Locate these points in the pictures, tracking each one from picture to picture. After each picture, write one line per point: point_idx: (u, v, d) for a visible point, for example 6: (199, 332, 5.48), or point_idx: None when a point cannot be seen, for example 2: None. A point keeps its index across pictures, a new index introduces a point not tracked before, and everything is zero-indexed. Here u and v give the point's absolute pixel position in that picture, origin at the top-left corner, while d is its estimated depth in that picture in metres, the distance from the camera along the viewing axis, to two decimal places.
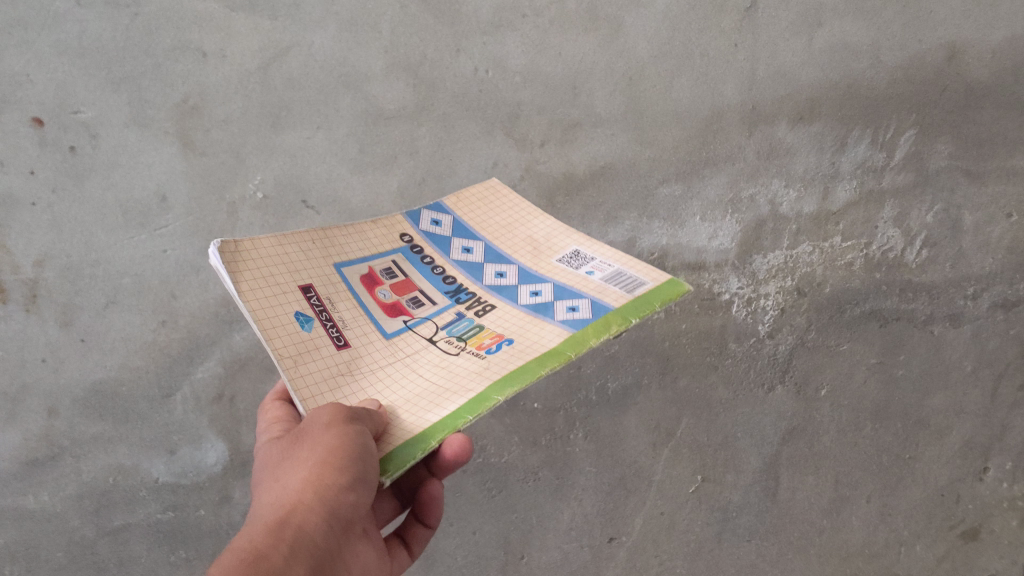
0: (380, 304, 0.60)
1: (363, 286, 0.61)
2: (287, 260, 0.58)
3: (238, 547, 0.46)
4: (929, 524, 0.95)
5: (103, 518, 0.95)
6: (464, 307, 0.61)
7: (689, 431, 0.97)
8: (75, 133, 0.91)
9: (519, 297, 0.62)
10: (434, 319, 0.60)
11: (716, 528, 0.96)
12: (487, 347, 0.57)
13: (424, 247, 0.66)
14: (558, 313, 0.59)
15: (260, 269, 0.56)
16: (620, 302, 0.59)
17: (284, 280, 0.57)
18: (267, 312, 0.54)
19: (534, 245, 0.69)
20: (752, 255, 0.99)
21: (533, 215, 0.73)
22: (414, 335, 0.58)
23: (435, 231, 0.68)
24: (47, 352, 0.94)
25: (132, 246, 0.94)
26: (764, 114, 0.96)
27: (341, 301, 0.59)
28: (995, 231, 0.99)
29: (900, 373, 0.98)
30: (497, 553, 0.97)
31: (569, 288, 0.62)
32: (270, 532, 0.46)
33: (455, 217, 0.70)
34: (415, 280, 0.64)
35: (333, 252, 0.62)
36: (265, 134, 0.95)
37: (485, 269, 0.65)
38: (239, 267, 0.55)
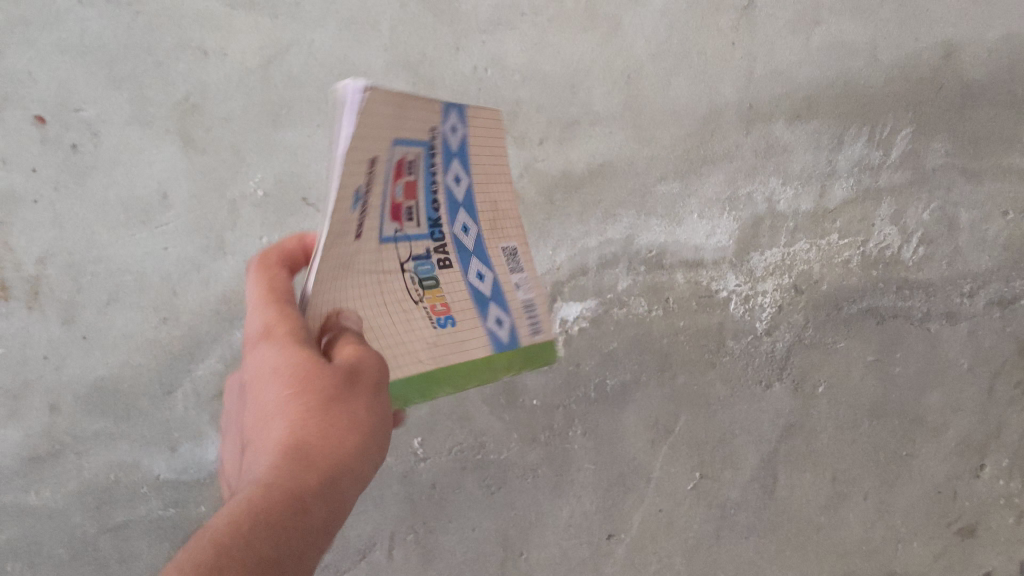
0: (391, 203, 0.51)
1: (394, 176, 0.49)
2: (376, 124, 0.43)
3: (290, 478, 0.47)
4: (926, 521, 0.97)
5: (105, 515, 0.95)
6: (435, 247, 0.58)
7: (688, 428, 0.97)
8: (77, 131, 0.94)
9: (467, 268, 0.61)
10: (413, 242, 0.56)
11: (715, 525, 0.98)
12: (438, 318, 0.60)
13: (437, 161, 0.53)
14: (488, 318, 0.63)
15: (367, 130, 0.42)
16: (525, 341, 0.67)
17: (372, 149, 0.44)
18: (348, 180, 0.44)
19: (493, 213, 0.62)
20: (750, 253, 0.97)
21: (506, 172, 0.61)
22: (393, 252, 0.55)
23: (449, 144, 0.53)
24: (49, 349, 0.94)
25: (134, 244, 0.95)
26: (760, 112, 0.97)
27: (380, 189, 0.49)
28: (992, 228, 0.98)
29: (898, 371, 0.97)
30: (495, 550, 0.98)
31: (499, 287, 0.64)
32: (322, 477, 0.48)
33: (462, 135, 0.54)
34: (419, 186, 0.53)
35: (407, 126, 0.47)
36: (266, 132, 0.95)
37: (457, 218, 0.58)
38: (365, 120, 0.42)
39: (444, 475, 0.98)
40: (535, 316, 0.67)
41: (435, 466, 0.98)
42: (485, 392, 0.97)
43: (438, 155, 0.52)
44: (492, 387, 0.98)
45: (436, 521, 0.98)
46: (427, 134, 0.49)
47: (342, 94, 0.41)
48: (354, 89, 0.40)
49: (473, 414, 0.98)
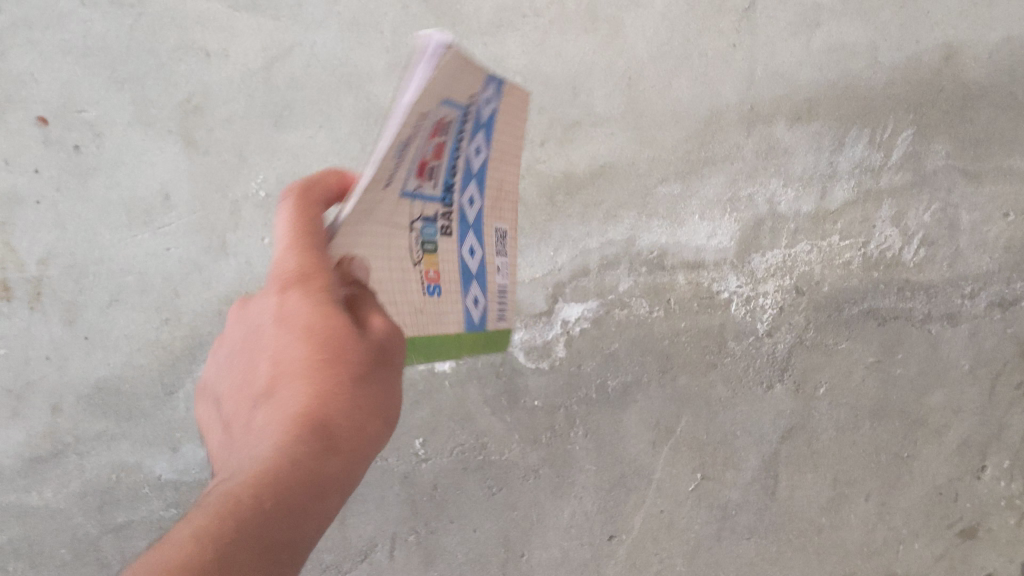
0: (418, 167, 0.45)
1: (433, 139, 0.44)
2: (440, 83, 0.38)
3: (308, 466, 0.47)
4: (927, 522, 0.98)
5: (107, 516, 0.96)
6: (443, 212, 0.52)
7: (689, 430, 0.98)
8: (79, 132, 0.94)
9: (461, 242, 0.56)
10: (427, 204, 0.50)
11: (715, 526, 0.98)
12: (429, 285, 0.56)
13: (466, 132, 0.47)
14: (467, 298, 0.60)
15: (432, 91, 0.38)
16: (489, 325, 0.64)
17: (432, 105, 0.39)
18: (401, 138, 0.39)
19: (497, 191, 0.57)
20: (751, 254, 0.97)
21: (517, 146, 0.55)
22: (409, 210, 0.49)
23: (479, 114, 0.47)
24: (51, 349, 0.95)
25: (136, 245, 0.95)
26: (762, 114, 0.97)
27: (415, 151, 0.43)
28: (992, 230, 0.97)
29: (899, 372, 0.97)
30: (497, 551, 0.99)
31: (484, 266, 0.60)
32: (338, 463, 0.49)
33: (496, 105, 0.48)
34: (445, 149, 0.46)
35: (460, 87, 0.41)
36: (268, 133, 0.95)
37: (467, 191, 0.53)
38: (435, 82, 0.38)
39: (445, 476, 0.98)
40: (505, 303, 0.65)
41: (437, 467, 0.98)
42: (486, 393, 0.98)
43: (470, 125, 0.46)
44: (493, 389, 0.98)
45: (437, 521, 0.99)
46: (474, 101, 0.44)
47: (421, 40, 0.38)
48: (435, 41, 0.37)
49: (475, 415, 0.98)
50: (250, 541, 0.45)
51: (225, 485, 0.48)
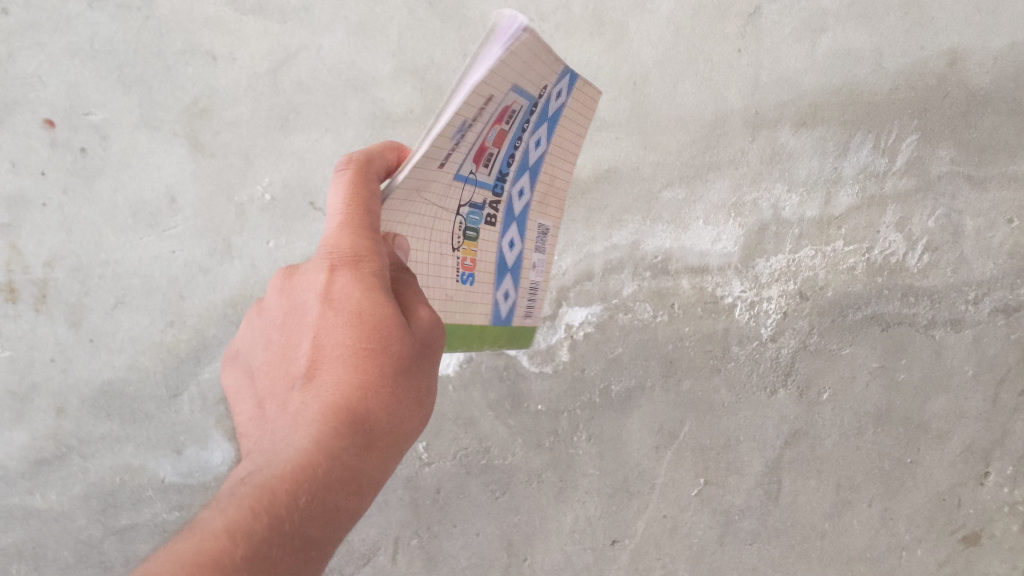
0: (478, 145, 0.53)
1: (497, 122, 0.52)
2: (510, 64, 0.47)
3: (344, 455, 0.51)
4: (929, 528, 0.97)
5: (110, 519, 0.95)
6: (492, 199, 0.59)
7: (692, 435, 0.97)
8: (86, 134, 0.94)
9: (504, 232, 0.62)
10: (476, 188, 0.57)
11: (719, 531, 0.98)
12: (464, 273, 0.61)
13: (530, 123, 0.56)
14: (500, 288, 0.64)
15: (503, 65, 0.47)
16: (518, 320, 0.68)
17: (495, 87, 0.48)
18: (469, 104, 0.47)
19: (547, 188, 0.64)
20: (756, 258, 0.97)
21: (571, 159, 0.64)
22: (455, 191, 0.56)
23: (545, 109, 0.56)
24: (57, 351, 0.95)
25: (142, 247, 0.95)
26: (767, 119, 0.97)
27: (480, 128, 0.51)
28: (997, 236, 0.97)
29: (902, 377, 0.97)
30: (500, 555, 0.99)
31: (520, 261, 0.65)
32: (371, 451, 0.53)
33: (562, 104, 0.58)
34: (507, 137, 0.55)
35: (529, 77, 0.51)
36: (274, 136, 0.96)
37: (519, 183, 0.60)
38: (510, 54, 0.46)
39: (449, 480, 0.98)
40: (533, 302, 0.69)
41: (441, 471, 0.98)
42: (490, 396, 0.98)
43: (536, 114, 0.55)
44: (497, 392, 0.98)
45: (441, 525, 0.99)
46: (540, 92, 0.53)
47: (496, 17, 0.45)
48: (511, 23, 0.45)
49: (478, 419, 0.98)
50: (287, 533, 0.48)
51: (264, 463, 0.52)
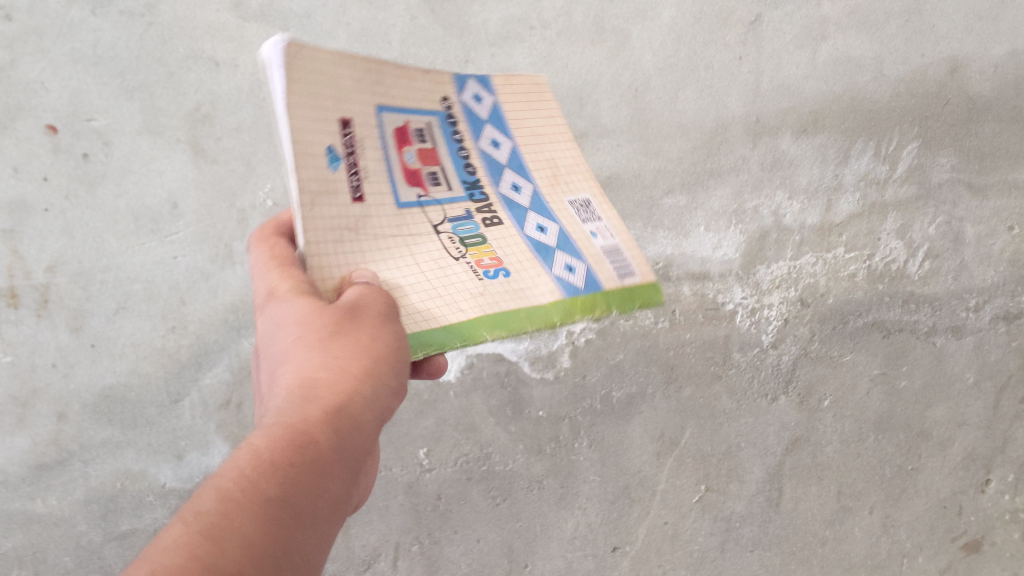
0: (403, 166, 0.54)
1: (396, 140, 0.54)
2: (335, 82, 0.49)
3: (287, 427, 0.42)
4: (930, 535, 0.97)
5: (111, 523, 0.95)
6: (474, 207, 0.57)
7: (694, 441, 0.97)
8: (89, 140, 0.95)
9: (522, 223, 0.59)
10: (445, 206, 0.55)
11: (720, 537, 0.98)
12: (485, 270, 0.55)
13: (460, 126, 0.58)
14: (555, 266, 0.58)
15: (312, 79, 0.47)
16: (610, 282, 0.60)
17: (328, 107, 0.48)
18: (302, 124, 0.46)
19: (554, 170, 0.63)
20: (756, 266, 0.97)
21: (562, 137, 0.64)
22: (422, 215, 0.54)
23: (475, 108, 0.59)
24: (58, 357, 0.95)
25: (143, 253, 0.96)
26: (767, 126, 0.97)
27: (371, 149, 0.52)
28: (997, 244, 0.98)
29: (903, 385, 0.97)
30: (502, 561, 0.97)
31: (569, 238, 0.60)
32: (325, 416, 0.44)
33: (495, 103, 0.61)
34: (441, 154, 0.57)
35: (381, 90, 0.53)
36: (275, 142, 0.97)
37: (505, 176, 0.60)
38: (296, 67, 0.45)
39: (449, 486, 0.98)
40: (621, 266, 0.61)
41: (441, 477, 0.97)
42: (491, 402, 0.98)
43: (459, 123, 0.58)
44: (497, 398, 0.98)
45: (442, 531, 0.97)
46: (441, 105, 0.57)
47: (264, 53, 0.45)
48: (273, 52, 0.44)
49: (480, 425, 0.98)
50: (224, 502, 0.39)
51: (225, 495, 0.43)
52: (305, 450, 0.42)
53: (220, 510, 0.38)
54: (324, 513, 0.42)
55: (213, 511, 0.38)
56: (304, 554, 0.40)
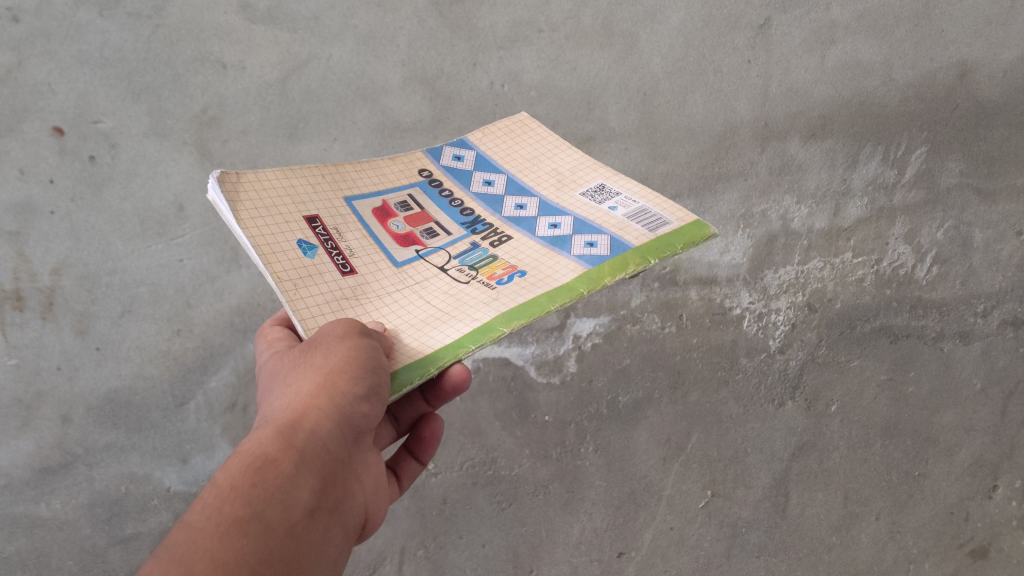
0: (392, 235, 0.63)
1: (375, 219, 0.64)
2: (292, 193, 0.61)
3: (248, 454, 0.48)
4: (937, 541, 0.90)
5: (115, 527, 0.92)
6: (480, 237, 0.64)
7: (700, 446, 0.94)
8: (95, 142, 0.96)
9: (532, 230, 0.64)
10: (447, 249, 0.62)
11: (726, 544, 0.91)
12: (498, 278, 0.59)
13: (444, 181, 0.69)
14: (575, 248, 0.61)
15: (262, 198, 0.59)
16: (641, 240, 0.60)
17: (290, 212, 0.60)
18: (263, 230, 0.57)
19: (559, 178, 0.70)
20: (763, 270, 0.98)
21: (559, 150, 0.73)
22: (425, 264, 0.61)
23: (456, 166, 0.71)
24: (63, 360, 0.94)
25: (149, 255, 0.96)
26: (776, 130, 0.99)
27: (350, 231, 0.62)
28: (1005, 249, 0.98)
29: (911, 391, 0.94)
30: (506, 566, 0.92)
31: (587, 221, 0.64)
32: (279, 436, 0.49)
33: (479, 153, 0.72)
34: (434, 213, 0.66)
35: (341, 186, 0.65)
36: (282, 145, 0.98)
37: (505, 201, 0.67)
38: (240, 196, 0.58)
39: (454, 491, 0.95)
40: (654, 224, 0.62)
41: (446, 482, 0.96)
42: (497, 407, 0.98)
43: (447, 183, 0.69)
44: (504, 403, 0.98)
45: (447, 536, 0.93)
46: (420, 175, 0.69)
47: (212, 199, 0.58)
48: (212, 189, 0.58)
49: (486, 429, 0.97)
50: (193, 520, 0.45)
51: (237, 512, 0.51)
52: (264, 470, 0.47)
53: (189, 540, 0.44)
54: (296, 520, 0.47)
55: (181, 541, 0.44)
56: (281, 558, 0.46)
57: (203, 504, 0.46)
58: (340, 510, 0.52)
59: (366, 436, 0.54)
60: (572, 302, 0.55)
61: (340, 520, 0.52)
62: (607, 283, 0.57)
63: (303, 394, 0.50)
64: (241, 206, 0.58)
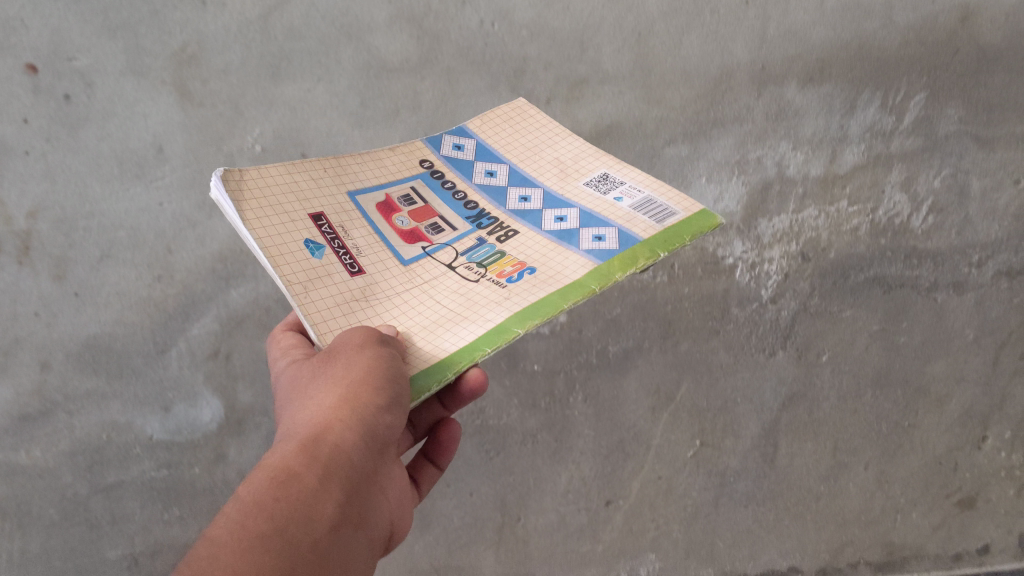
0: (398, 231, 0.62)
1: (380, 213, 0.63)
2: (295, 188, 0.60)
3: (272, 469, 0.48)
4: (925, 491, 0.92)
5: (97, 476, 0.92)
6: (486, 232, 0.63)
7: (690, 395, 0.93)
8: (71, 81, 0.92)
9: (539, 224, 0.63)
10: (455, 245, 0.62)
11: (714, 493, 0.92)
12: (508, 276, 0.58)
13: (446, 173, 0.68)
14: (584, 242, 0.60)
15: (265, 195, 0.58)
16: (650, 232, 0.60)
17: (296, 209, 0.59)
18: (269, 232, 0.56)
19: (562, 167, 0.69)
20: (757, 219, 0.96)
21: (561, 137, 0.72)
22: (432, 261, 0.60)
23: (456, 155, 0.69)
24: (40, 305, 0.92)
25: (128, 198, 0.94)
26: (773, 74, 0.96)
27: (355, 228, 0.61)
28: (1002, 198, 0.96)
29: (903, 341, 0.94)
30: (493, 515, 0.92)
31: (594, 213, 0.64)
32: (303, 450, 0.49)
33: (478, 141, 0.71)
34: (439, 208, 0.65)
35: (345, 180, 0.64)
36: (264, 85, 0.95)
37: (509, 193, 0.66)
38: (244, 194, 0.57)
39: None
40: (663, 216, 0.61)
41: None
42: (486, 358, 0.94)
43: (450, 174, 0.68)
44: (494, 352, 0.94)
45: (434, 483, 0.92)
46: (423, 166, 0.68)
47: (214, 196, 0.57)
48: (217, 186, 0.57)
49: None
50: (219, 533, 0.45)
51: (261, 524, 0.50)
52: (287, 484, 0.47)
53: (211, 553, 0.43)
54: (324, 536, 0.47)
55: (202, 555, 0.43)
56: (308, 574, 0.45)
57: (225, 519, 0.45)
58: (366, 527, 0.51)
59: (390, 450, 0.54)
60: (585, 299, 0.55)
61: (365, 537, 0.51)
62: (618, 278, 0.56)
63: (325, 406, 0.51)
64: (245, 204, 0.57)
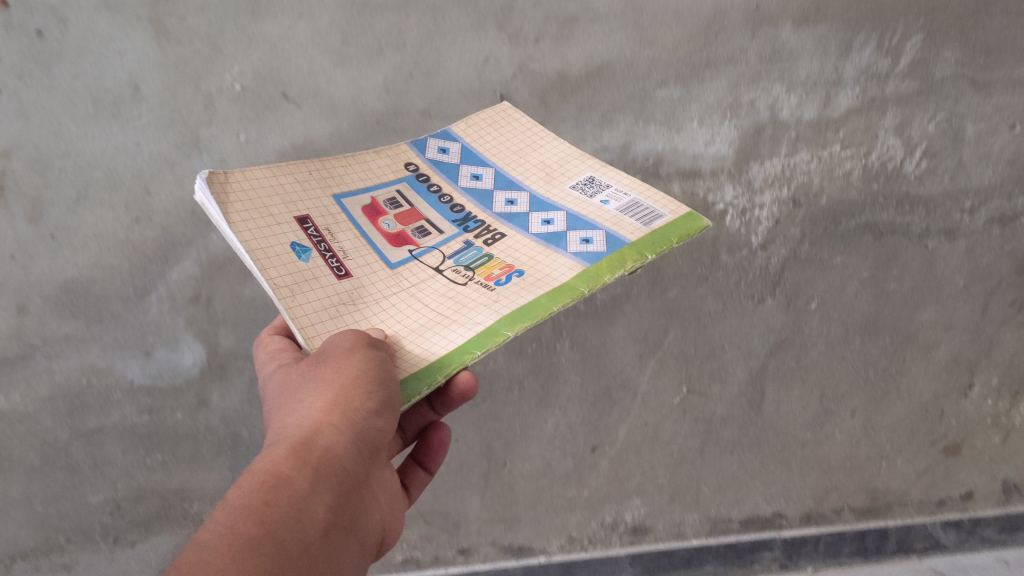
0: (385, 234, 0.68)
1: (366, 216, 0.69)
2: (283, 193, 0.66)
3: (263, 473, 0.52)
4: (910, 439, 0.95)
5: (78, 420, 0.92)
6: (473, 235, 0.69)
7: (677, 342, 0.92)
8: (43, 15, 0.88)
9: (526, 226, 0.69)
10: (443, 249, 0.67)
11: (700, 440, 0.94)
12: (497, 279, 0.64)
13: (434, 178, 0.74)
14: (572, 244, 0.66)
15: (254, 199, 0.64)
16: (636, 236, 0.66)
17: (283, 214, 0.64)
18: (253, 236, 0.61)
19: (547, 170, 0.77)
20: (749, 162, 0.94)
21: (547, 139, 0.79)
22: (420, 264, 0.66)
23: (444, 159, 0.77)
24: (16, 248, 0.90)
25: (104, 137, 0.91)
26: (768, 14, 0.92)
27: (342, 231, 0.66)
28: (996, 142, 0.95)
29: (892, 288, 0.94)
30: (479, 460, 0.93)
31: (580, 216, 0.70)
32: (294, 454, 0.53)
33: (465, 144, 0.79)
34: (424, 213, 0.71)
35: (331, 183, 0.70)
36: (243, 22, 0.91)
37: (495, 197, 0.73)
38: (229, 197, 0.62)
39: None
40: (650, 219, 0.67)
41: None
42: None
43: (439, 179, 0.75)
44: None
45: None
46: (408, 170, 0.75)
47: (200, 198, 0.62)
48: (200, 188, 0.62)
49: None
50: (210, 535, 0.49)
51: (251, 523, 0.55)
52: (277, 488, 0.52)
53: (201, 559, 0.47)
54: (312, 536, 0.51)
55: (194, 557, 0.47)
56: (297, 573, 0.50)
57: (215, 523, 0.49)
58: (354, 526, 0.56)
59: (380, 451, 0.59)
60: (573, 301, 0.60)
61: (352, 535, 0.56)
62: (606, 281, 0.62)
63: (316, 410, 0.55)
64: (230, 208, 0.62)
